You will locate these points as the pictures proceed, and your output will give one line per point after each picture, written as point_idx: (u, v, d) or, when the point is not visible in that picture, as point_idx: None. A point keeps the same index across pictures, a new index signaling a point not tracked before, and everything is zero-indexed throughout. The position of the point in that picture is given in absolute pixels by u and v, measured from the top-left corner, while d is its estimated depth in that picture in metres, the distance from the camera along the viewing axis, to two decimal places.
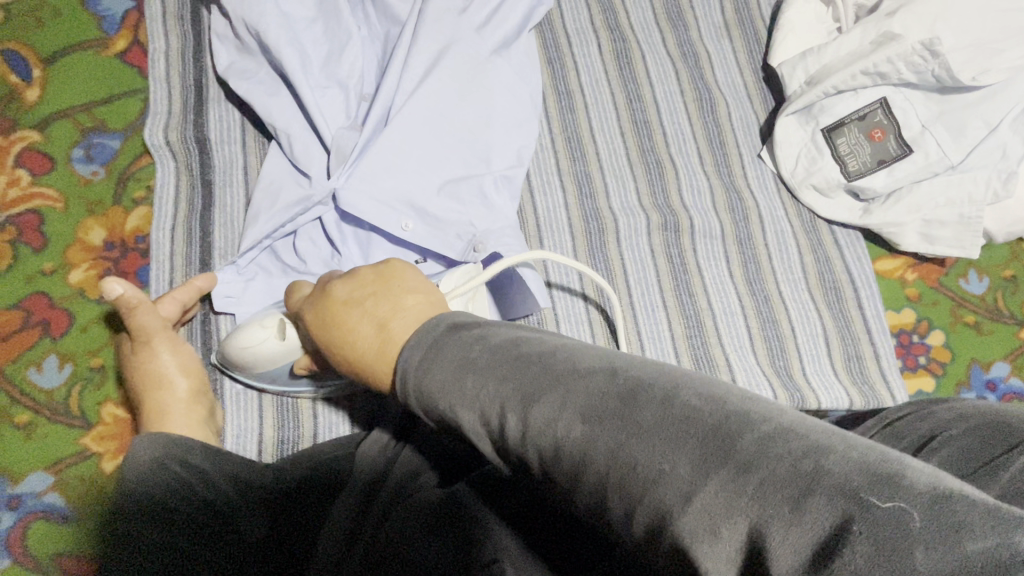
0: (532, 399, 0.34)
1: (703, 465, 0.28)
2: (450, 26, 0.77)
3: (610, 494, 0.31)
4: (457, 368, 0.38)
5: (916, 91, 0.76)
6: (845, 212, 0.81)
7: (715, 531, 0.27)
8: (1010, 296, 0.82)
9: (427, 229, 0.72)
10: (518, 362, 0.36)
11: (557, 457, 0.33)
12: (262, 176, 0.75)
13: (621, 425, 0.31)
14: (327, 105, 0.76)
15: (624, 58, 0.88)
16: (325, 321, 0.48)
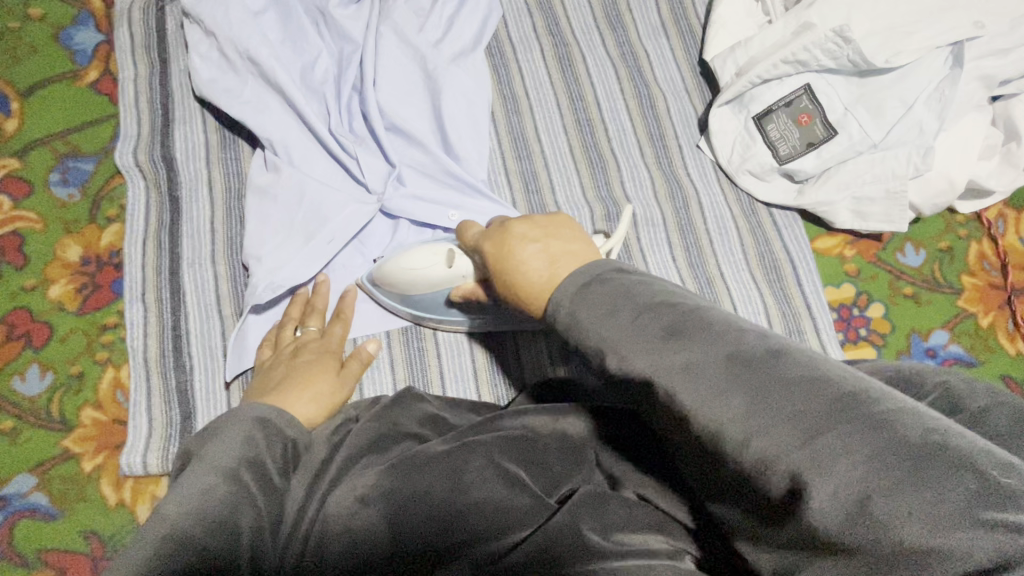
0: (683, 334, 0.38)
1: (838, 408, 0.32)
2: (408, 46, 0.84)
3: (728, 426, 0.34)
4: (615, 297, 0.42)
5: (838, 76, 0.80)
6: (781, 194, 0.85)
7: (826, 466, 0.31)
8: (946, 266, 0.85)
9: (469, 217, 0.80)
10: (663, 307, 0.40)
11: (691, 384, 0.36)
12: (250, 192, 0.78)
13: (764, 373, 0.34)
14: (278, 121, 0.78)
15: (566, 62, 0.93)
16: (496, 251, 0.54)
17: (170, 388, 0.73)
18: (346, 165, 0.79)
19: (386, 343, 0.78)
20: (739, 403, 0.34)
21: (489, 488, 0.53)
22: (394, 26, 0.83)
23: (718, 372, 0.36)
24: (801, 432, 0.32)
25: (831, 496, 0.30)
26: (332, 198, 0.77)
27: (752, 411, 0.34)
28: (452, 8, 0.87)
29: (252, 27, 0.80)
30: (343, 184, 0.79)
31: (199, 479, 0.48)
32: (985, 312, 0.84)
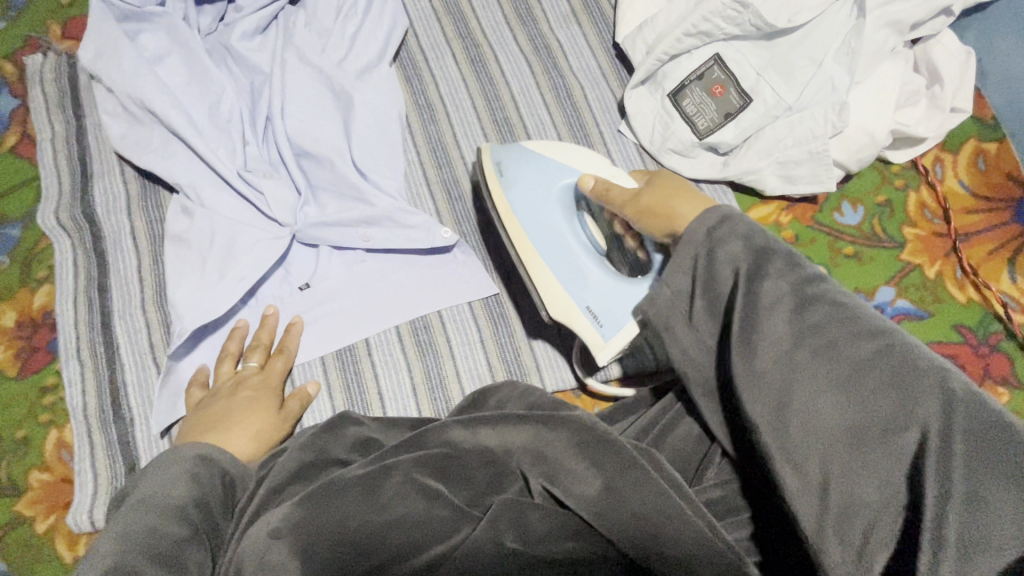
0: (825, 333, 0.43)
1: (932, 373, 0.40)
2: (311, 70, 0.82)
3: (866, 414, 0.40)
4: (761, 260, 0.47)
5: (745, 42, 0.78)
6: (708, 168, 0.82)
7: (965, 421, 0.38)
8: (886, 221, 0.83)
9: (385, 233, 0.79)
10: (817, 306, 0.44)
11: (822, 381, 0.41)
12: (175, 238, 0.77)
13: (892, 375, 0.40)
14: (192, 165, 0.78)
15: (479, 63, 0.92)
16: (663, 181, 0.62)
17: (112, 442, 0.74)
18: (254, 200, 0.77)
19: (322, 370, 0.77)
20: (874, 399, 0.40)
21: (407, 507, 0.53)
22: (295, 50, 0.82)
23: (829, 358, 0.42)
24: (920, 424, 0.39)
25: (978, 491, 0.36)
26: (241, 241, 0.75)
27: (856, 382, 0.41)
28: (354, 25, 0.86)
29: (148, 75, 0.77)
30: (254, 221, 0.78)
31: (148, 512, 0.51)
32: (930, 262, 0.81)
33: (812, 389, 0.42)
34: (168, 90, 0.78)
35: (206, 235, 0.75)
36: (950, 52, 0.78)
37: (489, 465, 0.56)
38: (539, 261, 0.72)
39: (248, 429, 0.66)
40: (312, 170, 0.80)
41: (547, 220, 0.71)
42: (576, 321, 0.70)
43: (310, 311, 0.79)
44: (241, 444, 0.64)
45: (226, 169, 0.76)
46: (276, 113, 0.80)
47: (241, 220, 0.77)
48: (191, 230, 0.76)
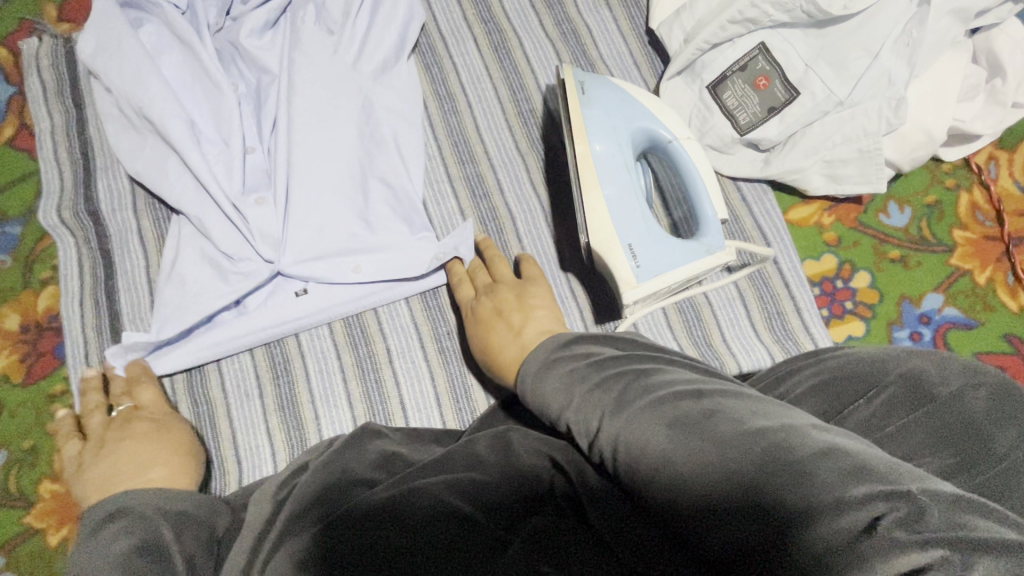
0: (630, 409, 0.43)
1: (770, 434, 0.37)
2: (323, 73, 0.77)
3: (677, 480, 0.38)
4: (544, 366, 0.51)
5: (794, 29, 0.72)
6: (747, 166, 0.78)
7: (807, 489, 0.33)
8: (935, 223, 0.78)
9: (373, 261, 0.74)
10: (615, 379, 0.46)
11: (638, 450, 0.40)
12: (174, 250, 0.75)
13: (697, 436, 0.38)
14: (182, 176, 0.74)
15: (502, 49, 0.86)
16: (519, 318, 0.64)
17: None
18: (238, 226, 0.72)
19: (341, 378, 0.74)
20: (680, 459, 0.38)
21: (435, 527, 0.46)
22: (307, 44, 0.78)
23: (670, 431, 0.39)
24: (732, 483, 0.35)
25: (818, 544, 0.31)
26: (232, 277, 0.73)
27: (697, 455, 0.38)
28: (369, 18, 0.81)
29: (151, 75, 0.73)
30: (242, 249, 0.73)
31: (148, 529, 0.49)
32: (981, 268, 0.77)
33: (649, 464, 0.39)
34: (172, 95, 0.74)
35: (208, 252, 0.74)
36: (1016, 42, 0.72)
37: (516, 477, 0.51)
38: (598, 194, 0.65)
39: (144, 467, 0.59)
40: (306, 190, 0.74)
41: (616, 156, 0.66)
42: (611, 254, 0.65)
43: (298, 321, 0.74)
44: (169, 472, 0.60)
45: (211, 185, 0.72)
46: (281, 122, 0.76)
47: (229, 252, 0.73)
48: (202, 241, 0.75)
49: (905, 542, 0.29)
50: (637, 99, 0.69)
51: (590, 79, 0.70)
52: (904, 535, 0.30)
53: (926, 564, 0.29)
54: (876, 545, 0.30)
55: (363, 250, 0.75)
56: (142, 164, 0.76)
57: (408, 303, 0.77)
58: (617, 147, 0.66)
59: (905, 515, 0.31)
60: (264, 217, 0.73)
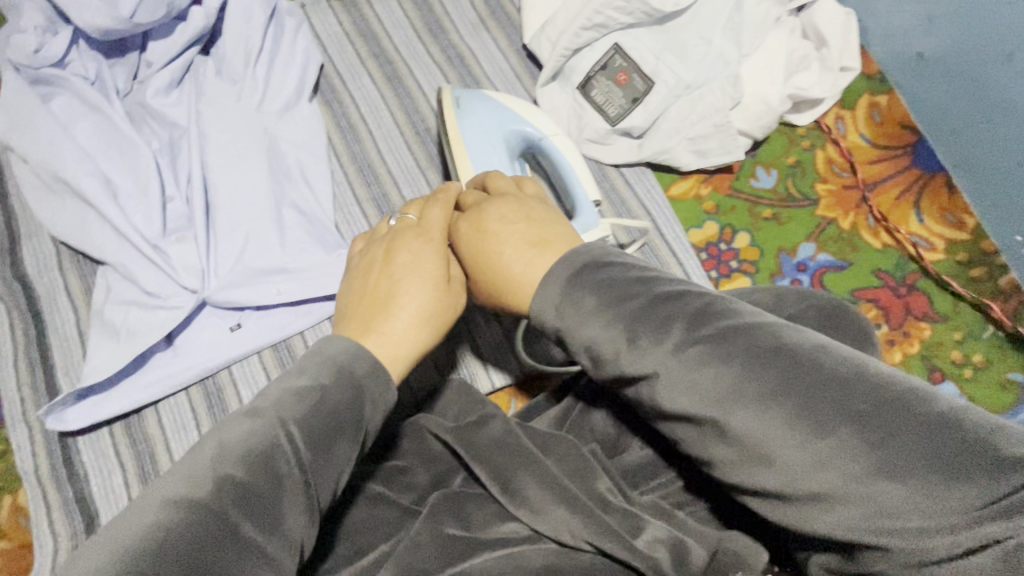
0: (696, 344, 0.37)
1: (880, 381, 0.33)
2: (230, 118, 0.84)
3: (753, 418, 0.34)
4: (566, 290, 0.43)
5: (640, 29, 0.81)
6: (625, 152, 0.86)
7: (916, 452, 0.31)
8: (799, 181, 0.87)
9: (297, 284, 0.79)
10: (680, 302, 0.40)
11: (702, 389, 0.36)
12: (102, 300, 0.78)
13: (781, 373, 0.34)
14: (101, 230, 0.79)
15: (395, 79, 0.94)
16: (478, 240, 0.52)
17: (68, 500, 0.73)
18: (163, 265, 0.77)
19: None
20: (754, 398, 0.34)
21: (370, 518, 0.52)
22: (214, 99, 0.85)
23: (751, 368, 0.35)
24: (820, 420, 0.33)
25: (915, 475, 0.30)
26: (160, 314, 0.77)
27: (781, 393, 0.34)
28: (265, 66, 0.88)
29: (63, 142, 0.79)
30: (167, 288, 0.78)
31: (264, 444, 0.37)
32: (844, 215, 0.85)
33: (719, 406, 0.35)
34: (87, 157, 0.80)
35: (137, 295, 0.78)
36: (831, 15, 0.82)
37: (431, 464, 0.58)
38: None
39: (392, 297, 0.51)
40: (225, 225, 0.80)
41: (491, 158, 0.73)
42: None
43: (233, 352, 0.79)
44: (406, 312, 0.50)
45: (134, 234, 0.77)
46: (195, 169, 0.82)
47: (155, 292, 0.77)
48: (128, 283, 0.78)
49: (1013, 471, 0.29)
50: (509, 106, 0.77)
51: (465, 94, 0.79)
52: (1016, 511, 0.29)
53: None
54: (980, 473, 0.29)
55: (288, 275, 0.80)
56: (62, 226, 0.80)
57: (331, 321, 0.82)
58: (492, 149, 0.74)
59: (1014, 445, 0.30)
60: (190, 253, 0.79)
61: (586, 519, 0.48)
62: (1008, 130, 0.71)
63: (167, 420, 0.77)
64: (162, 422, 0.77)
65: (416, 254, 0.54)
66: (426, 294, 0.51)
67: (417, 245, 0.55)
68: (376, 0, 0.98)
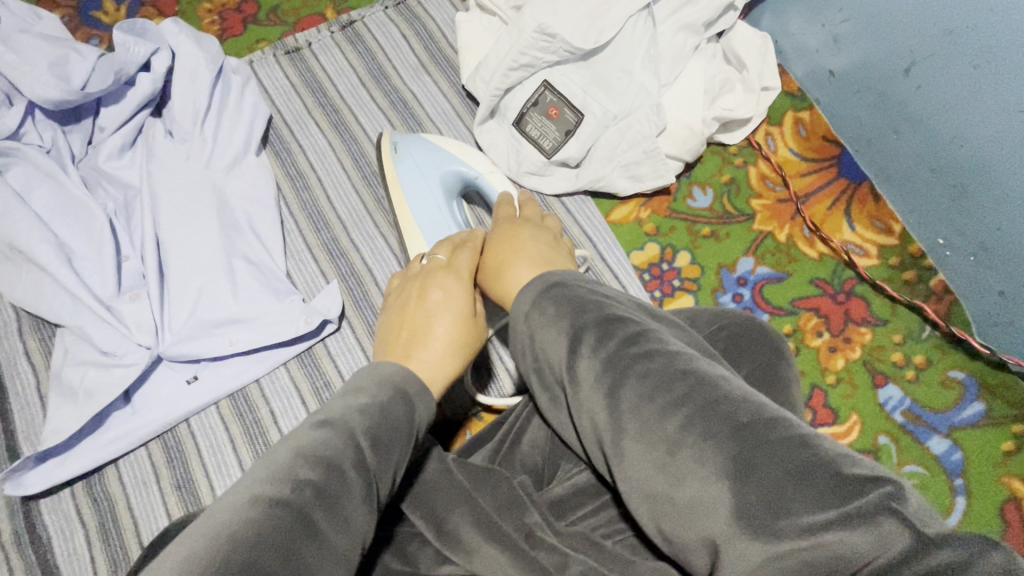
0: (634, 379, 0.42)
1: (775, 408, 0.39)
2: (179, 176, 0.87)
3: (670, 445, 0.39)
4: (548, 314, 0.50)
5: (567, 65, 0.85)
6: (564, 182, 0.89)
7: (783, 459, 0.35)
8: (733, 198, 0.90)
9: (249, 334, 0.82)
10: (635, 341, 0.45)
11: (631, 415, 0.41)
12: (60, 362, 0.80)
13: (703, 410, 0.39)
14: (55, 294, 0.81)
15: (341, 126, 0.97)
16: (501, 263, 0.62)
17: (31, 563, 0.74)
18: (117, 324, 0.80)
19: (232, 448, 0.80)
20: (677, 428, 0.39)
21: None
22: (163, 159, 0.88)
23: (677, 404, 0.40)
24: (732, 450, 0.37)
25: (802, 507, 0.34)
26: (117, 372, 0.79)
27: (699, 424, 0.38)
28: (213, 124, 0.91)
29: (15, 211, 0.82)
30: (122, 346, 0.80)
31: (335, 448, 0.41)
32: (780, 228, 0.88)
33: (645, 434, 0.40)
34: (40, 224, 0.82)
35: (93, 355, 0.79)
36: (748, 39, 0.86)
37: None
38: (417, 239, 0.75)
39: (426, 330, 0.58)
40: (177, 281, 0.82)
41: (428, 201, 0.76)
42: None
43: (189, 405, 0.80)
44: (440, 337, 0.57)
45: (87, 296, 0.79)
46: (146, 228, 0.84)
47: (110, 351, 0.79)
48: (83, 344, 0.80)
49: (890, 520, 0.32)
50: (444, 147, 0.80)
51: (403, 138, 0.82)
52: (852, 526, 0.32)
53: (903, 541, 0.31)
54: (859, 515, 0.33)
55: (241, 325, 0.82)
56: (20, 292, 0.82)
57: (285, 366, 0.84)
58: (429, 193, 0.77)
59: (901, 499, 0.33)
60: (143, 310, 0.81)
61: (517, 559, 0.49)
62: (917, 140, 0.75)
63: (127, 476, 0.78)
64: (122, 479, 0.78)
65: (448, 292, 0.61)
66: (463, 320, 0.60)
67: (450, 284, 0.62)
68: (321, 52, 1.02)
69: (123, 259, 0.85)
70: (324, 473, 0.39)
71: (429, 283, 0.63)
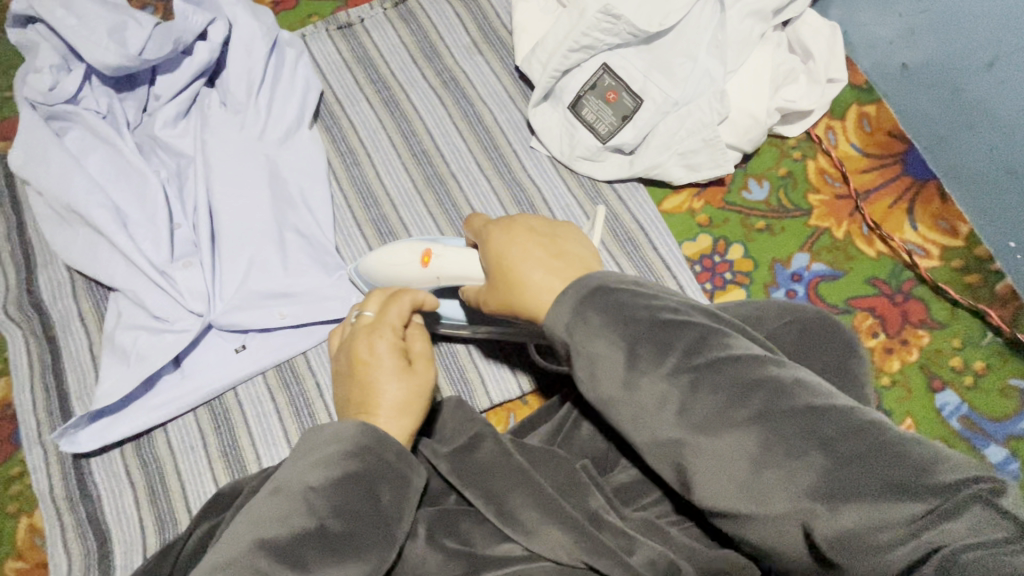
0: (708, 392, 0.42)
1: (850, 411, 0.39)
2: (233, 146, 0.88)
3: (755, 464, 0.40)
4: (609, 321, 0.46)
5: (628, 49, 0.84)
6: (617, 168, 0.87)
7: (867, 471, 0.37)
8: (791, 191, 0.88)
9: (298, 307, 0.82)
10: (703, 346, 0.44)
11: (710, 432, 0.41)
12: (113, 325, 0.81)
13: (783, 427, 0.39)
14: (111, 258, 0.82)
15: (392, 104, 0.97)
16: (515, 276, 0.55)
17: (82, 520, 0.75)
18: (170, 289, 0.80)
19: (278, 418, 0.80)
20: (757, 446, 0.40)
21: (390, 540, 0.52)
22: (218, 129, 0.88)
23: (756, 421, 0.40)
24: (819, 469, 0.38)
25: (896, 513, 0.36)
26: (169, 339, 0.79)
27: (781, 443, 0.39)
28: (267, 95, 0.91)
29: (75, 175, 0.83)
30: (174, 312, 0.80)
31: (291, 508, 0.44)
32: (838, 224, 0.86)
33: (726, 456, 0.41)
34: (97, 188, 0.83)
35: (145, 320, 0.80)
36: (816, 29, 0.84)
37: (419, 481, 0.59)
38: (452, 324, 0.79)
39: (359, 409, 0.53)
40: (229, 250, 0.83)
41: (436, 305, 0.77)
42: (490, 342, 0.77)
43: (238, 374, 0.81)
44: (381, 410, 0.53)
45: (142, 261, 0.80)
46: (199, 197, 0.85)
47: (163, 316, 0.80)
48: (136, 309, 0.81)
49: (981, 515, 0.35)
50: (390, 257, 0.74)
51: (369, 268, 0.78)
52: (942, 518, 0.35)
53: (996, 531, 0.34)
54: (952, 512, 0.35)
55: (291, 298, 0.83)
56: (77, 254, 0.83)
57: None
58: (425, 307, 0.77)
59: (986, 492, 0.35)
60: (195, 278, 0.81)
61: (581, 539, 0.49)
62: (991, 140, 0.73)
63: (175, 441, 0.79)
64: (171, 443, 0.79)
65: (384, 355, 0.55)
66: (416, 382, 0.55)
67: (382, 345, 0.56)
68: (373, 28, 1.02)
69: (176, 226, 0.85)
70: (280, 535, 0.42)
71: (357, 347, 0.57)
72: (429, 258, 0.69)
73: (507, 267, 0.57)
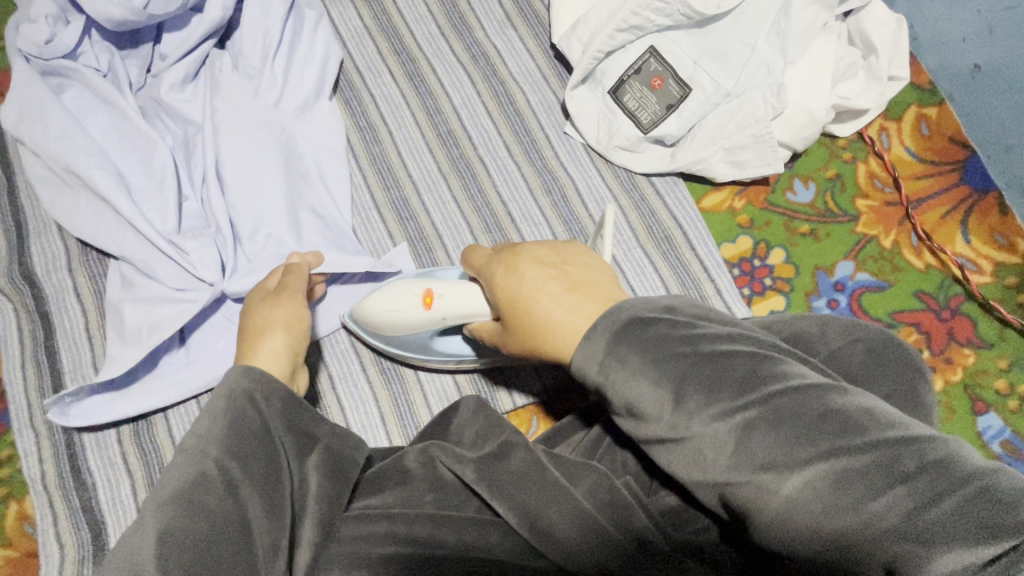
0: (766, 430, 0.37)
1: (925, 444, 0.35)
2: (246, 114, 0.81)
3: (820, 511, 0.35)
4: (647, 358, 0.40)
5: (678, 31, 0.79)
6: (657, 161, 0.82)
7: (951, 515, 0.32)
8: (838, 196, 0.83)
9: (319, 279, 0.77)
10: (758, 378, 0.38)
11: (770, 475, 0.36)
12: (115, 298, 0.76)
13: (851, 468, 0.35)
14: (113, 228, 0.76)
15: (417, 78, 0.90)
16: (525, 315, 0.49)
17: (75, 509, 0.71)
18: (179, 259, 0.75)
19: None
20: (823, 490, 0.35)
21: (365, 536, 0.49)
22: (229, 96, 0.82)
23: (819, 463, 0.35)
24: (895, 516, 0.33)
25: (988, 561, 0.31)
26: (177, 310, 0.74)
27: (848, 486, 0.34)
28: (283, 60, 0.84)
29: (74, 137, 0.76)
30: (187, 281, 0.75)
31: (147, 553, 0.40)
32: (886, 232, 0.81)
33: (790, 500, 0.36)
34: (96, 150, 0.77)
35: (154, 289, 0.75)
36: (881, 22, 0.78)
37: (440, 491, 0.52)
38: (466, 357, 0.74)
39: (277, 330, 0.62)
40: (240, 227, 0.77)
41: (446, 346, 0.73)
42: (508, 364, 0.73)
43: None
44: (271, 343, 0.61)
45: (149, 230, 0.74)
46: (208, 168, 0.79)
47: (173, 286, 0.75)
48: (144, 278, 0.76)
49: None
50: (383, 307, 0.68)
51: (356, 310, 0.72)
52: None
53: None
54: None
55: None
56: (76, 224, 0.77)
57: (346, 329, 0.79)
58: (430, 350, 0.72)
59: None
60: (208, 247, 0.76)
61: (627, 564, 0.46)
62: None
63: (176, 429, 0.74)
64: (172, 431, 0.74)
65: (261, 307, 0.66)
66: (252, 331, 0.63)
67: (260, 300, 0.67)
68: None
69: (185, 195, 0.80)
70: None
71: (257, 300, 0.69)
72: (431, 299, 0.64)
73: (515, 308, 0.50)
